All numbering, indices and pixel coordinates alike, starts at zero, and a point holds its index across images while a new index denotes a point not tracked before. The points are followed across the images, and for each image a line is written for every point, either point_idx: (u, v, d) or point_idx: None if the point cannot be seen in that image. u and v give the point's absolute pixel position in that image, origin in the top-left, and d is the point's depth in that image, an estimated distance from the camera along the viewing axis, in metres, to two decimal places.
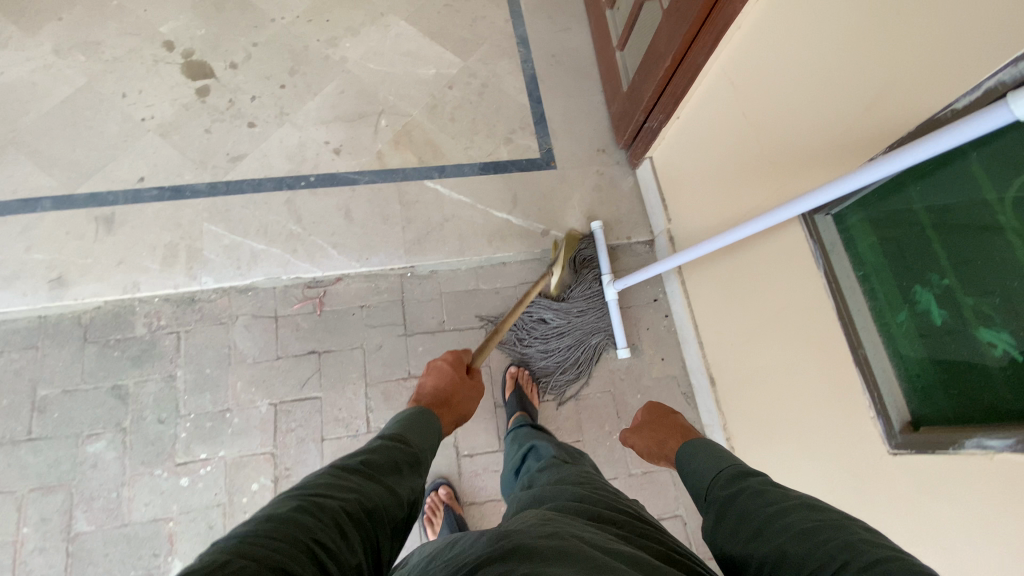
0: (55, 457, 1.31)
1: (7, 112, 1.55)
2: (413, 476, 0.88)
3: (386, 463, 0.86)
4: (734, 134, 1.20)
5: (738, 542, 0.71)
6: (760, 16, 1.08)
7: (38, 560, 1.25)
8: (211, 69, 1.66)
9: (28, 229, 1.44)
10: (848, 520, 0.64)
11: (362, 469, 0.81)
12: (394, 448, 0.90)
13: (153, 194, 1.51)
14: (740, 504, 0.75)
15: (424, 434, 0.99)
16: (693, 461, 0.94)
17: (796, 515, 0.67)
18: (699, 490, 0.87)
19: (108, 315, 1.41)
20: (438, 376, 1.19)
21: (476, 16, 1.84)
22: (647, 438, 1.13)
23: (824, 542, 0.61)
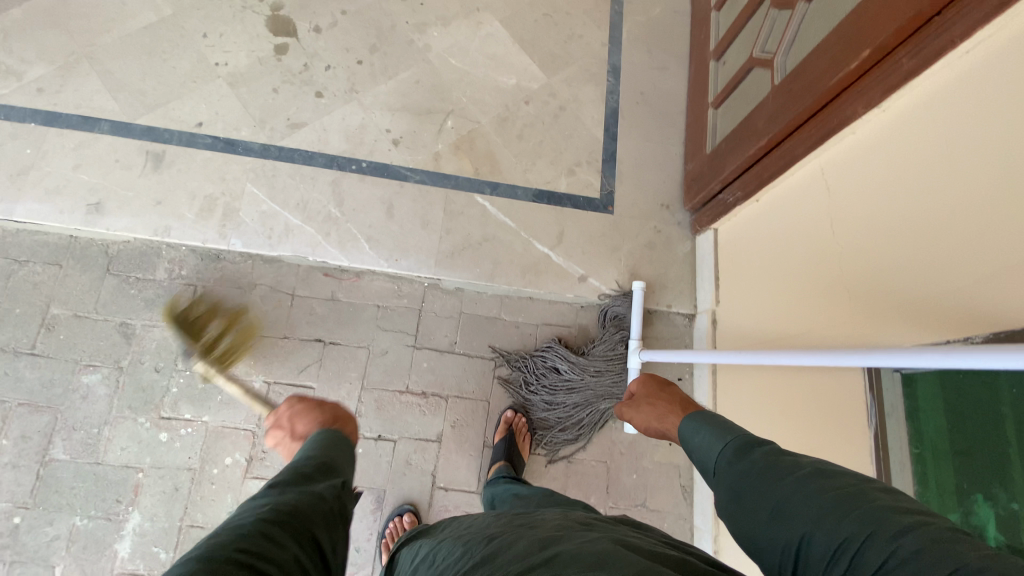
0: (51, 378, 1.32)
1: (91, 25, 1.56)
2: (336, 475, 0.82)
3: (300, 474, 0.78)
4: (813, 247, 1.09)
5: (753, 528, 0.59)
6: (876, 131, 0.98)
7: (8, 474, 1.26)
8: (295, 28, 1.63)
9: (81, 147, 1.45)
10: (866, 484, 0.54)
11: (273, 488, 0.74)
12: (301, 463, 0.81)
13: (207, 142, 1.49)
14: (743, 481, 0.63)
15: (328, 443, 0.88)
16: (693, 433, 0.76)
17: (810, 492, 0.55)
18: (703, 466, 0.72)
19: (134, 253, 1.41)
20: (304, 417, 0.99)
21: (572, 35, 1.77)
22: (644, 415, 0.96)
23: (848, 513, 0.50)
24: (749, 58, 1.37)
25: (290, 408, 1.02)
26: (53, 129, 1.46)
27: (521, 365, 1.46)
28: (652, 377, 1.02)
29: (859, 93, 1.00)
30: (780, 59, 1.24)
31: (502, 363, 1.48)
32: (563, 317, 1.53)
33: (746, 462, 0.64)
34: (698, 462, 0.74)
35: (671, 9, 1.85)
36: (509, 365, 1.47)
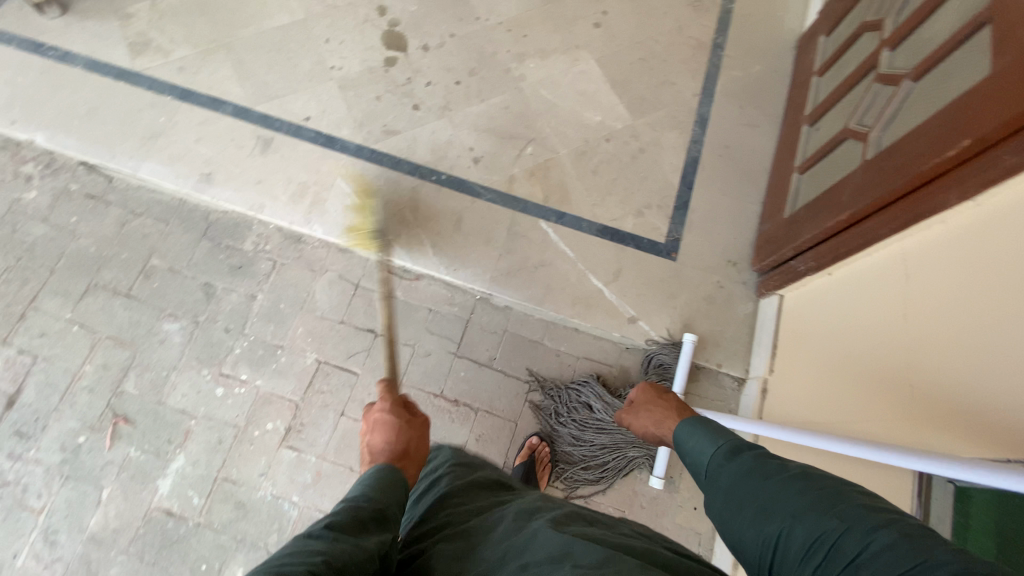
0: (138, 319, 1.49)
1: (234, 20, 1.77)
2: (385, 531, 0.78)
3: (355, 522, 0.76)
4: (874, 335, 1.06)
5: (740, 521, 0.71)
6: (960, 227, 0.94)
7: (84, 397, 1.42)
8: (406, 44, 1.77)
9: (205, 123, 1.63)
10: (846, 485, 0.65)
11: (329, 533, 0.72)
12: (358, 508, 0.79)
13: (310, 135, 1.64)
14: (734, 480, 0.74)
15: (387, 488, 0.85)
16: (687, 437, 0.87)
17: (795, 491, 0.67)
18: (697, 467, 0.83)
19: (229, 222, 1.57)
20: (387, 426, 0.96)
21: (665, 81, 1.79)
22: (642, 421, 1.02)
23: (828, 509, 0.62)
24: (844, 128, 1.33)
25: (381, 411, 0.99)
26: (186, 104, 1.66)
27: (555, 395, 1.46)
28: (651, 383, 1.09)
29: (953, 181, 0.95)
30: (876, 134, 1.20)
31: (536, 388, 1.49)
32: (605, 354, 1.52)
33: (737, 463, 0.76)
34: (691, 461, 0.85)
35: (771, 69, 1.83)
36: (542, 392, 1.48)
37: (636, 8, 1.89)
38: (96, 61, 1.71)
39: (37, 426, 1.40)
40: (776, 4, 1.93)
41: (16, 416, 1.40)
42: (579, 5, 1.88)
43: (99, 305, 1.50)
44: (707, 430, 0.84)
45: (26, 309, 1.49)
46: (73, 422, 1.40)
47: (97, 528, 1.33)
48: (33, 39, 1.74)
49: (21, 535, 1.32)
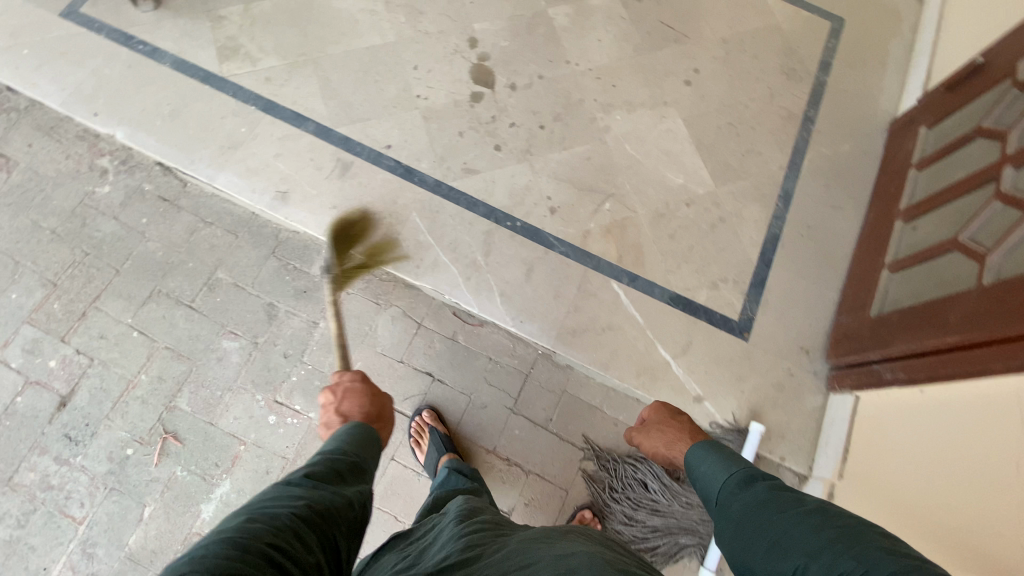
0: (197, 334, 1.47)
1: (324, 35, 1.75)
2: (361, 482, 0.93)
3: (333, 473, 0.90)
4: (964, 489, 1.03)
5: (757, 555, 0.79)
6: None
7: (136, 408, 1.40)
8: (494, 81, 1.75)
9: (286, 139, 1.61)
10: (865, 527, 0.73)
11: (308, 480, 0.85)
12: (335, 459, 0.93)
13: (390, 164, 1.62)
14: (748, 508, 0.85)
15: (364, 442, 1.00)
16: (700, 461, 1.00)
17: (810, 530, 0.75)
18: (710, 490, 0.96)
19: (299, 243, 1.55)
20: (354, 395, 1.11)
21: (751, 149, 1.75)
22: (653, 441, 1.17)
23: (845, 551, 0.69)
24: (952, 239, 1.29)
25: (351, 380, 1.13)
26: (268, 117, 1.63)
27: (611, 468, 1.43)
28: (664, 406, 1.22)
29: None
30: (995, 259, 1.15)
31: (591, 457, 1.46)
32: None
33: (750, 492, 0.88)
34: (702, 484, 0.99)
35: (861, 150, 1.78)
36: (597, 462, 1.44)
37: (728, 69, 1.85)
38: (182, 61, 1.70)
39: (85, 432, 1.38)
40: (871, 82, 1.88)
41: (66, 419, 1.39)
42: (671, 60, 1.84)
43: (160, 313, 1.48)
44: (718, 460, 0.98)
45: (87, 308, 1.48)
46: (122, 432, 1.38)
47: (136, 547, 1.31)
48: (123, 30, 1.74)
49: (58, 545, 1.30)
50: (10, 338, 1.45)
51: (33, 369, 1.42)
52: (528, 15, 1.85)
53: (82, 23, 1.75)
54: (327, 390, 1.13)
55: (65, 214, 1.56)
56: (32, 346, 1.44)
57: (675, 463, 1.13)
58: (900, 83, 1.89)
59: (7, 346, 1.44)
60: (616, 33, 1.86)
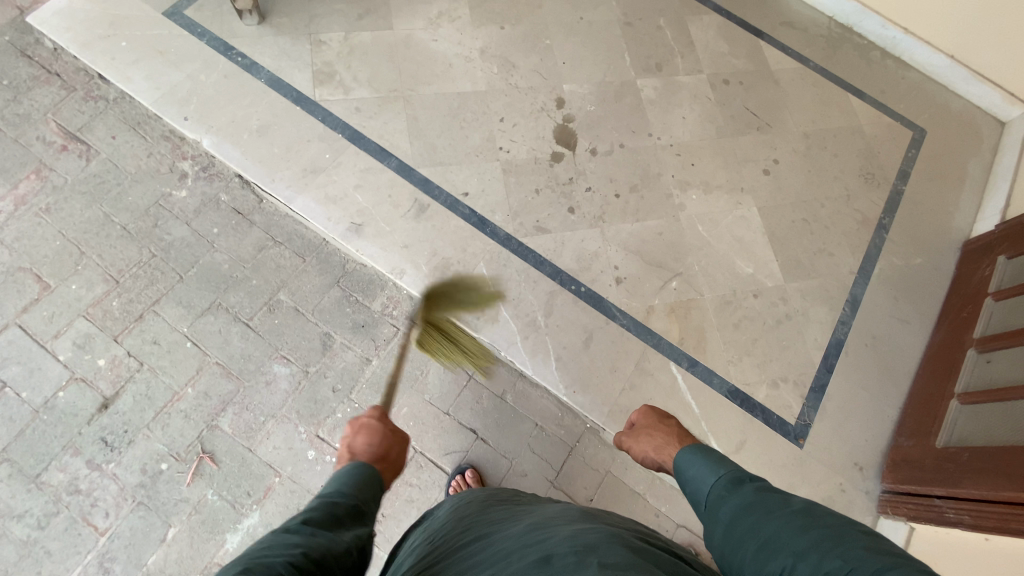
0: (251, 354, 1.45)
1: (418, 75, 1.79)
2: (362, 525, 0.79)
3: (331, 518, 0.75)
4: None
5: (744, 556, 0.76)
6: None
7: (178, 421, 1.37)
8: (576, 143, 1.76)
9: (368, 172, 1.64)
10: (851, 526, 0.70)
11: (305, 526, 0.71)
12: (335, 503, 0.79)
13: (465, 212, 1.63)
14: (735, 510, 0.82)
15: (367, 482, 0.85)
16: (689, 463, 0.96)
17: (796, 529, 0.72)
18: (699, 493, 0.92)
19: (364, 278, 1.56)
20: (371, 430, 0.99)
21: (823, 248, 1.73)
22: (642, 445, 1.12)
23: (831, 551, 0.67)
24: None
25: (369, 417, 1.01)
26: (353, 147, 1.66)
27: None
28: (652, 410, 1.18)
29: None
30: None
31: None
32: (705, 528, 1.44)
33: (738, 494, 0.84)
34: (690, 487, 0.95)
35: (933, 265, 1.76)
36: None
37: (807, 164, 1.85)
38: (278, 79, 1.73)
39: (123, 439, 1.35)
40: (948, 198, 1.87)
41: (106, 422, 1.36)
42: (751, 146, 1.85)
43: (217, 327, 1.46)
44: (706, 462, 0.94)
45: (145, 311, 1.47)
46: (158, 445, 1.35)
47: (154, 568, 1.26)
48: (225, 39, 1.78)
49: (75, 553, 1.26)
50: (63, 329, 1.43)
51: (80, 365, 1.40)
52: (616, 83, 1.88)
53: (185, 24, 1.79)
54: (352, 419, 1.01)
55: (138, 211, 1.57)
56: (84, 342, 1.43)
57: (665, 468, 1.08)
58: (978, 203, 1.87)
59: (58, 337, 1.42)
60: (699, 112, 1.87)
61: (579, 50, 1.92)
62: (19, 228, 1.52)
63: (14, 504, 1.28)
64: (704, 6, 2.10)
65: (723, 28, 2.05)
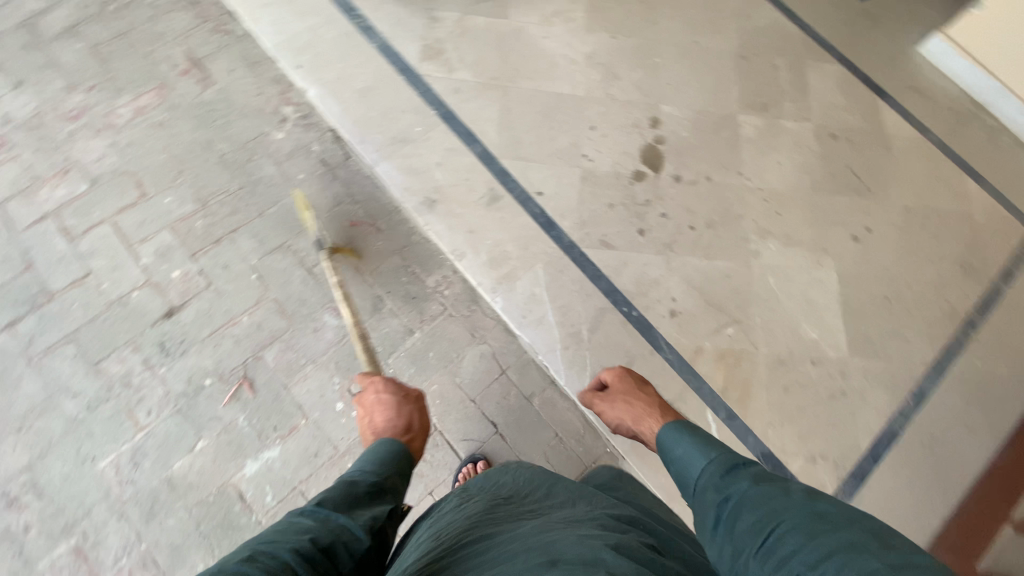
0: (306, 298, 1.52)
1: (521, 68, 1.81)
2: (379, 506, 0.82)
3: (347, 500, 0.79)
4: None
5: (744, 557, 0.69)
6: None
7: (228, 344, 1.46)
8: (661, 166, 1.73)
9: (452, 152, 1.67)
10: (863, 534, 0.64)
11: (321, 510, 0.75)
12: (353, 485, 0.83)
13: (535, 211, 1.63)
14: (733, 504, 0.76)
15: (388, 463, 0.91)
16: (676, 445, 0.92)
17: (804, 534, 0.66)
18: (687, 477, 0.88)
19: (426, 251, 1.59)
20: (383, 407, 1.08)
21: (898, 331, 1.62)
22: (617, 412, 1.14)
23: (846, 564, 0.60)
24: None
25: (374, 393, 1.10)
26: (444, 126, 1.70)
27: None
28: (627, 375, 1.20)
29: None
30: None
31: None
32: None
33: (735, 485, 0.79)
34: (678, 467, 0.91)
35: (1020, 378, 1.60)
36: None
37: (902, 239, 1.73)
38: (389, 47, 1.79)
39: (178, 348, 1.45)
40: None
41: (167, 329, 1.46)
42: (844, 209, 1.75)
43: (282, 266, 1.54)
44: (696, 444, 0.90)
45: (223, 236, 1.56)
46: (206, 361, 1.44)
47: (177, 473, 1.35)
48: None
49: (114, 440, 1.36)
50: (149, 236, 1.55)
51: (157, 272, 1.51)
52: (716, 115, 1.82)
53: None
54: (362, 403, 1.11)
55: (237, 143, 1.67)
56: (164, 252, 1.53)
57: (639, 436, 1.10)
58: None
59: (144, 242, 1.54)
60: (797, 162, 1.79)
61: (685, 74, 1.88)
62: (133, 136, 1.65)
63: (75, 382, 1.40)
64: (827, 54, 2.00)
65: (842, 80, 1.95)
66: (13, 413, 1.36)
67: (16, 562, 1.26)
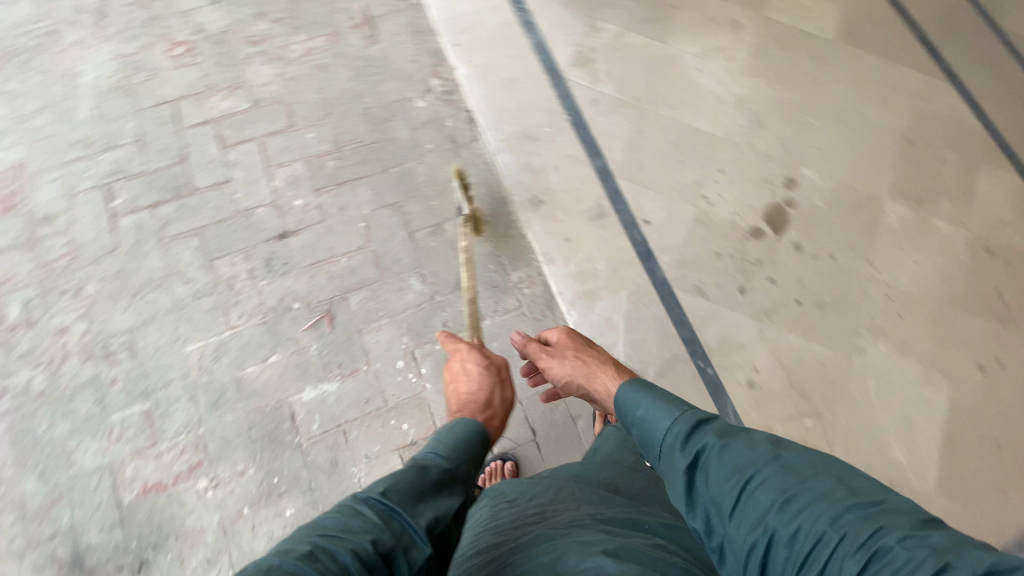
0: (400, 257, 1.60)
1: (665, 95, 1.78)
2: (445, 503, 0.78)
3: (412, 492, 0.75)
4: None
5: (723, 519, 0.75)
6: None
7: (322, 277, 1.57)
8: (782, 230, 1.63)
9: (573, 160, 1.69)
10: (821, 477, 0.72)
11: (386, 504, 0.71)
12: (421, 477, 0.79)
13: (637, 239, 1.61)
14: (704, 466, 0.80)
15: (454, 457, 0.87)
16: (637, 406, 0.94)
17: (776, 493, 0.72)
18: (652, 438, 0.90)
19: (518, 246, 1.59)
20: (469, 377, 1.12)
21: (1006, 485, 1.41)
22: (567, 369, 1.11)
23: (818, 516, 0.69)
24: None
25: (463, 363, 1.15)
26: (573, 133, 1.72)
27: None
28: (574, 333, 1.17)
29: None
30: None
31: None
32: None
33: (701, 443, 0.83)
34: (642, 428, 0.92)
35: None
36: None
37: None
38: (544, 45, 1.84)
39: (280, 268, 1.58)
40: None
41: (276, 248, 1.60)
42: (980, 333, 1.55)
43: (387, 222, 1.63)
44: (657, 403, 0.91)
45: (346, 180, 1.68)
46: (299, 287, 1.57)
47: (248, 376, 1.48)
48: None
49: (207, 330, 1.52)
50: (286, 162, 1.70)
51: (283, 196, 1.66)
52: (859, 193, 1.69)
53: None
54: (451, 370, 1.16)
55: (382, 100, 1.78)
56: (294, 180, 1.68)
57: (589, 395, 1.09)
58: None
59: (281, 167, 1.70)
60: (938, 266, 1.62)
61: (837, 143, 1.75)
62: (299, 72, 1.82)
63: (191, 270, 1.57)
64: (1011, 161, 1.78)
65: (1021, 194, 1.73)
66: (134, 281, 1.55)
67: (100, 405, 1.44)
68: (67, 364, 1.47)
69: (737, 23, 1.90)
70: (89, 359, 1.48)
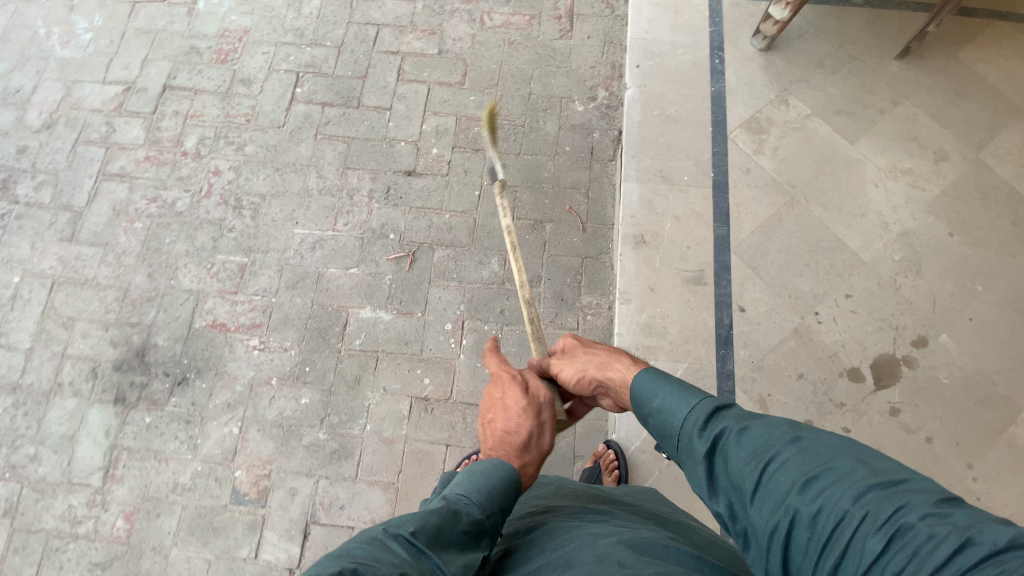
0: (493, 235, 1.67)
1: (825, 196, 1.65)
2: (476, 548, 0.71)
3: (445, 533, 0.68)
4: None
5: (744, 503, 0.70)
6: None
7: (422, 222, 1.69)
8: (885, 385, 1.45)
9: (697, 218, 1.63)
10: (843, 453, 0.67)
11: (415, 543, 0.65)
12: (456, 515, 0.71)
13: (723, 321, 1.52)
14: (722, 450, 0.75)
15: (499, 489, 0.78)
16: (652, 394, 0.87)
17: (797, 474, 0.66)
18: (668, 424, 0.83)
19: (603, 273, 1.62)
20: (501, 407, 0.95)
21: None
22: (579, 363, 0.99)
23: (838, 492, 0.63)
24: None
25: (494, 390, 0.98)
26: (709, 193, 1.66)
27: None
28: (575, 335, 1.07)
29: None
30: None
31: None
32: None
33: (716, 426, 0.77)
34: (660, 418, 0.85)
35: None
36: None
37: None
38: (723, 99, 1.77)
39: (394, 198, 1.73)
40: None
41: (399, 181, 1.75)
42: None
43: (498, 200, 1.71)
44: (675, 391, 0.84)
45: (482, 149, 1.78)
46: (401, 221, 1.70)
47: (326, 275, 1.64)
48: (724, 40, 1.86)
49: (315, 222, 1.71)
50: (441, 112, 1.83)
51: (425, 139, 1.80)
52: (999, 389, 1.44)
53: (714, 7, 1.91)
54: (483, 396, 0.99)
55: (547, 91, 1.85)
56: (440, 129, 1.81)
57: (605, 386, 0.98)
58: None
59: (435, 114, 1.83)
60: None
61: (1000, 325, 1.50)
62: (490, 40, 1.94)
63: (326, 168, 1.77)
64: None
65: None
66: (283, 158, 1.79)
67: (214, 243, 1.69)
68: (207, 200, 1.74)
69: (943, 153, 1.69)
70: (223, 204, 1.73)
